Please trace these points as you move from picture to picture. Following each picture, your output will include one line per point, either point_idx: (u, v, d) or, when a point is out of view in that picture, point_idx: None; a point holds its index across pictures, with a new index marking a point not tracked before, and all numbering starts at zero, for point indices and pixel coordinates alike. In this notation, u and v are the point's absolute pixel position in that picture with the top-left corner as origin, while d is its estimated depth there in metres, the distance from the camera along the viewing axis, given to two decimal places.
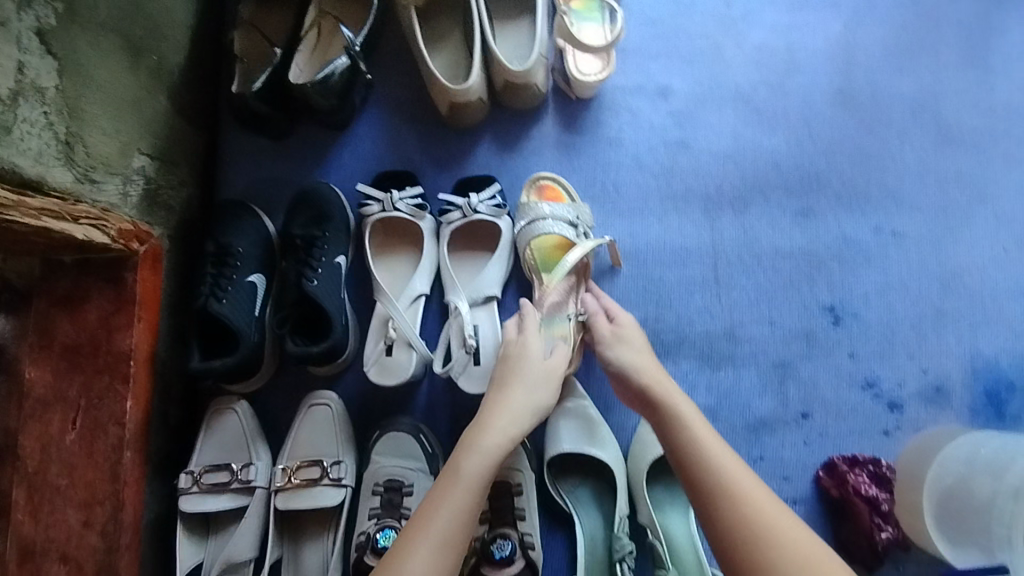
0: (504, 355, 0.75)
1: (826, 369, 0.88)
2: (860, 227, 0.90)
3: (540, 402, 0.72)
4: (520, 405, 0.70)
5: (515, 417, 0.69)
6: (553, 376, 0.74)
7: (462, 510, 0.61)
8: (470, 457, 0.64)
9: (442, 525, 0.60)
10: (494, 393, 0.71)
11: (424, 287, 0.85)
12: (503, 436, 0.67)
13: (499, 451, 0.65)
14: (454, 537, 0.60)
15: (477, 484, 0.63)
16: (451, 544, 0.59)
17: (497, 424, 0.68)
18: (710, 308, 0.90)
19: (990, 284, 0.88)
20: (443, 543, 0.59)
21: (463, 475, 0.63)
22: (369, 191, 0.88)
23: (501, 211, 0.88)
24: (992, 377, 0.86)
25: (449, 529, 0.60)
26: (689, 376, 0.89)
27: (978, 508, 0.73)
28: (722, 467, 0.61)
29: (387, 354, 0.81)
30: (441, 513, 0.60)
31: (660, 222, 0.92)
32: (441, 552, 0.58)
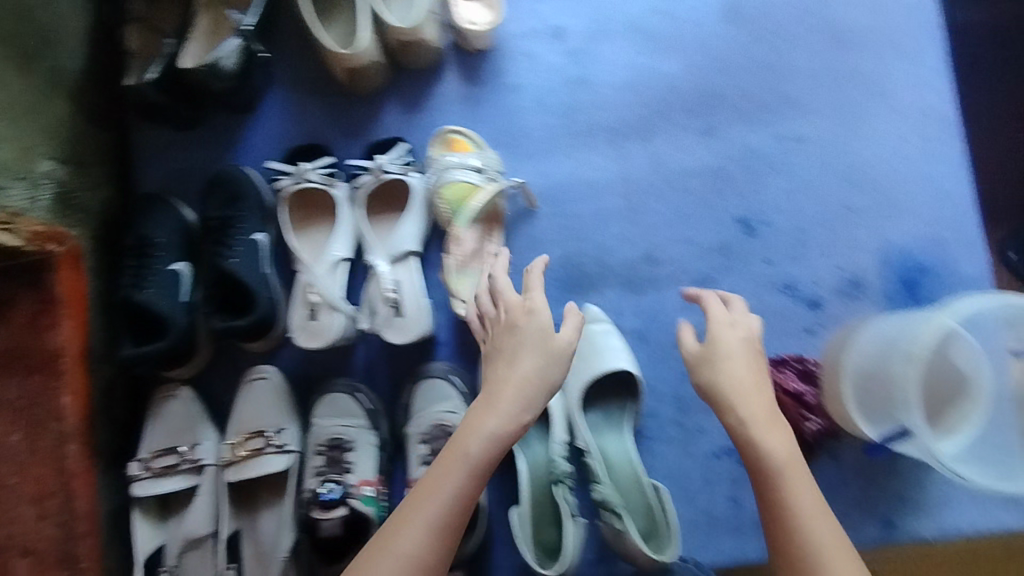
0: (511, 325, 0.70)
1: (745, 278, 0.91)
2: (763, 137, 0.93)
3: (552, 381, 0.66)
4: (530, 380, 0.66)
5: (517, 394, 0.64)
6: (562, 344, 0.68)
7: (460, 497, 0.60)
8: (473, 440, 0.61)
9: (434, 514, 0.58)
10: (504, 370, 0.66)
11: (343, 251, 0.87)
12: (510, 419, 0.63)
13: (506, 438, 0.62)
14: (444, 523, 0.58)
15: (479, 471, 0.61)
16: (446, 532, 0.58)
17: (502, 406, 0.64)
18: (628, 236, 0.92)
19: (894, 176, 0.90)
20: (436, 529, 0.58)
21: (467, 458, 0.61)
22: (279, 166, 0.90)
23: (411, 167, 0.89)
24: (905, 264, 0.89)
25: (446, 516, 0.58)
26: (615, 304, 0.91)
27: (883, 380, 0.75)
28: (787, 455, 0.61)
29: (313, 319, 0.83)
30: (436, 500, 0.59)
31: (570, 159, 0.94)
32: (429, 536, 0.58)
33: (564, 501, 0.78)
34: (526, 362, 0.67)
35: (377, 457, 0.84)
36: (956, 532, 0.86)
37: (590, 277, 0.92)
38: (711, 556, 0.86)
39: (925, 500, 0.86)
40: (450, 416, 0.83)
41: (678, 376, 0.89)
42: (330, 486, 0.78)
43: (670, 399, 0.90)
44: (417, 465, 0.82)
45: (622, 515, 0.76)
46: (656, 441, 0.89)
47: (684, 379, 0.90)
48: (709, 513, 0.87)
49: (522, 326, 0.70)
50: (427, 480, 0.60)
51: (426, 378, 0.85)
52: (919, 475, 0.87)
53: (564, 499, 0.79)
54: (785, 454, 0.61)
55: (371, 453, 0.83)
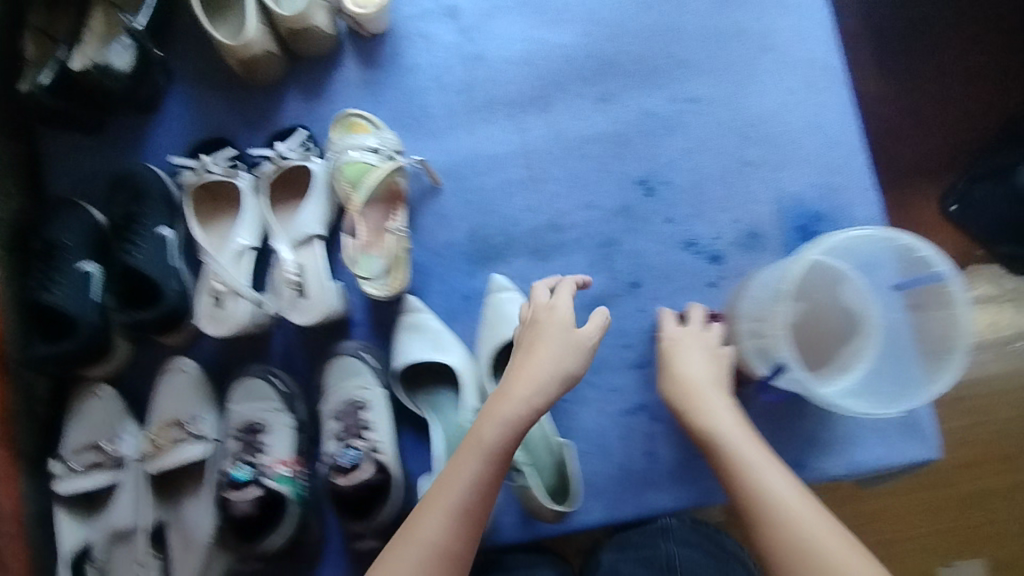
0: (533, 320, 0.79)
1: (647, 238, 0.93)
2: (657, 99, 0.94)
3: (567, 370, 0.75)
4: (544, 370, 0.74)
5: (533, 385, 0.73)
6: (579, 338, 0.77)
7: (478, 479, 0.68)
8: (489, 426, 0.70)
9: (453, 498, 0.67)
10: (521, 360, 0.76)
11: (248, 239, 0.88)
12: (523, 404, 0.71)
13: (518, 424, 0.71)
14: (464, 506, 0.67)
15: (494, 454, 0.69)
16: (469, 514, 0.67)
17: (524, 394, 0.72)
18: (531, 206, 0.94)
19: (784, 128, 0.92)
20: (455, 512, 0.67)
21: (483, 446, 0.69)
22: (182, 161, 0.92)
23: (310, 153, 0.91)
24: (799, 212, 0.91)
25: (465, 500, 0.67)
26: (523, 272, 0.93)
27: (764, 321, 0.78)
28: (724, 434, 0.73)
29: (219, 307, 0.84)
30: (455, 487, 0.68)
31: (470, 134, 0.95)
32: (450, 519, 0.66)
33: None
34: (542, 353, 0.76)
35: (294, 437, 0.86)
36: (864, 468, 0.88)
37: (497, 248, 0.94)
38: (629, 508, 0.89)
39: (834, 439, 0.89)
40: (360, 391, 0.85)
41: None
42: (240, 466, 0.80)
43: None
44: (331, 440, 0.83)
45: (527, 470, 0.78)
46: (571, 403, 0.91)
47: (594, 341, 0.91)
48: (626, 468, 0.90)
49: (543, 322, 0.79)
50: (450, 470, 0.69)
51: (338, 356, 0.87)
52: (826, 415, 0.90)
53: None
54: (723, 430, 0.73)
55: (287, 434, 0.85)
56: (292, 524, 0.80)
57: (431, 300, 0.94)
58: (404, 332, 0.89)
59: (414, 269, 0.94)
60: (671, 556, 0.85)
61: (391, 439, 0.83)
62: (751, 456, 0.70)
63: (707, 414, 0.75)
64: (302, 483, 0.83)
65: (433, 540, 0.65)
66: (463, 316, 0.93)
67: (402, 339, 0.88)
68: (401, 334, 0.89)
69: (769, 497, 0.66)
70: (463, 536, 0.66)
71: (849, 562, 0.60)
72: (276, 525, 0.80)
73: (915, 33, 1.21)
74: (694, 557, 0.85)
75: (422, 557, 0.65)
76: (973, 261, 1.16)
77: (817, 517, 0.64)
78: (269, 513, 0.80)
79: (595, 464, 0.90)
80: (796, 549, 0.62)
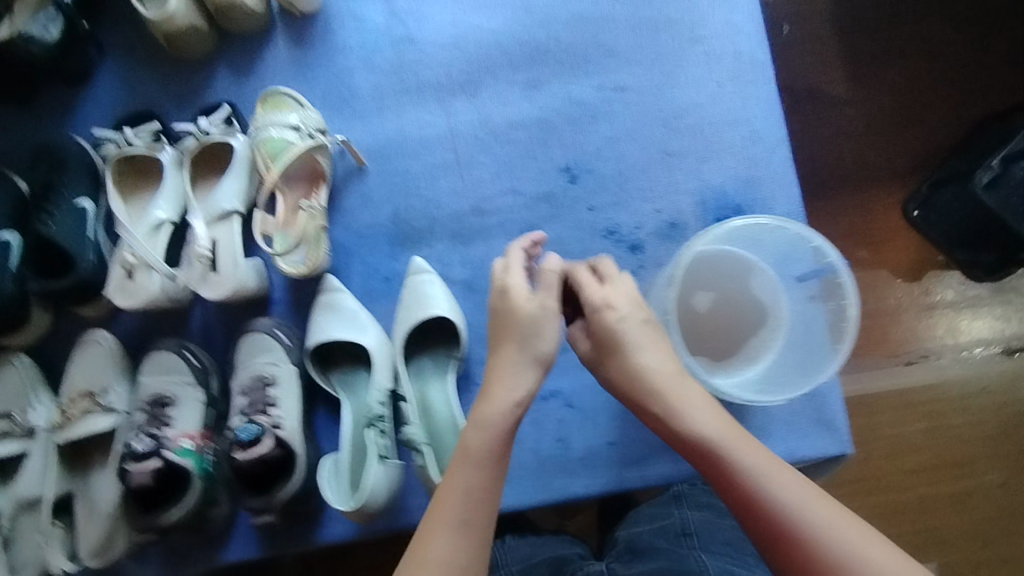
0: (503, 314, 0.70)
1: (569, 226, 0.92)
2: (584, 87, 0.94)
3: (541, 356, 0.69)
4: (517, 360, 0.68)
5: (508, 379, 0.68)
6: (549, 319, 0.69)
7: (475, 489, 0.63)
8: (471, 430, 0.66)
9: (456, 509, 0.62)
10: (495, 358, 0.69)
11: (166, 213, 0.88)
12: (506, 401, 0.66)
13: (504, 422, 0.66)
14: (466, 516, 0.62)
15: (485, 458, 0.64)
16: (471, 527, 0.61)
17: (506, 390, 0.67)
18: (456, 190, 0.94)
19: (709, 120, 0.92)
20: (464, 525, 0.61)
21: (472, 453, 0.64)
22: (104, 133, 0.92)
23: (232, 129, 0.90)
24: (720, 204, 0.92)
25: (467, 509, 0.62)
26: (444, 255, 0.93)
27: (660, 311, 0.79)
28: (712, 439, 0.64)
29: (131, 279, 0.84)
30: (455, 500, 0.62)
31: (397, 116, 0.95)
32: (460, 534, 0.61)
33: (373, 442, 0.80)
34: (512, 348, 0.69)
35: (204, 412, 0.87)
36: None
37: (419, 230, 0.94)
38: (539, 493, 0.89)
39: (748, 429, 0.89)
40: (269, 367, 0.85)
41: None
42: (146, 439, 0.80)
43: None
44: (237, 415, 0.84)
45: (425, 450, 0.79)
46: None
47: None
48: (539, 453, 0.90)
49: (506, 309, 0.70)
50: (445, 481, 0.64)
51: (251, 333, 0.87)
52: (738, 408, 0.90)
53: (374, 439, 0.80)
54: (710, 434, 0.64)
55: (196, 408, 0.86)
56: (195, 497, 0.81)
57: (350, 280, 0.93)
58: (321, 310, 0.89)
59: (335, 249, 0.94)
60: (684, 521, 0.86)
61: (296, 416, 0.84)
62: (754, 464, 0.62)
63: (684, 418, 0.65)
64: (207, 457, 0.83)
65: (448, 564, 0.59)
66: (382, 296, 0.93)
67: (319, 317, 0.88)
68: (319, 311, 0.89)
69: (794, 516, 0.59)
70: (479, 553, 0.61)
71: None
72: (179, 499, 0.80)
73: (879, 51, 1.28)
74: (707, 518, 0.86)
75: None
76: (932, 267, 1.22)
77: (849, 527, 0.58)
78: (171, 487, 0.80)
79: None
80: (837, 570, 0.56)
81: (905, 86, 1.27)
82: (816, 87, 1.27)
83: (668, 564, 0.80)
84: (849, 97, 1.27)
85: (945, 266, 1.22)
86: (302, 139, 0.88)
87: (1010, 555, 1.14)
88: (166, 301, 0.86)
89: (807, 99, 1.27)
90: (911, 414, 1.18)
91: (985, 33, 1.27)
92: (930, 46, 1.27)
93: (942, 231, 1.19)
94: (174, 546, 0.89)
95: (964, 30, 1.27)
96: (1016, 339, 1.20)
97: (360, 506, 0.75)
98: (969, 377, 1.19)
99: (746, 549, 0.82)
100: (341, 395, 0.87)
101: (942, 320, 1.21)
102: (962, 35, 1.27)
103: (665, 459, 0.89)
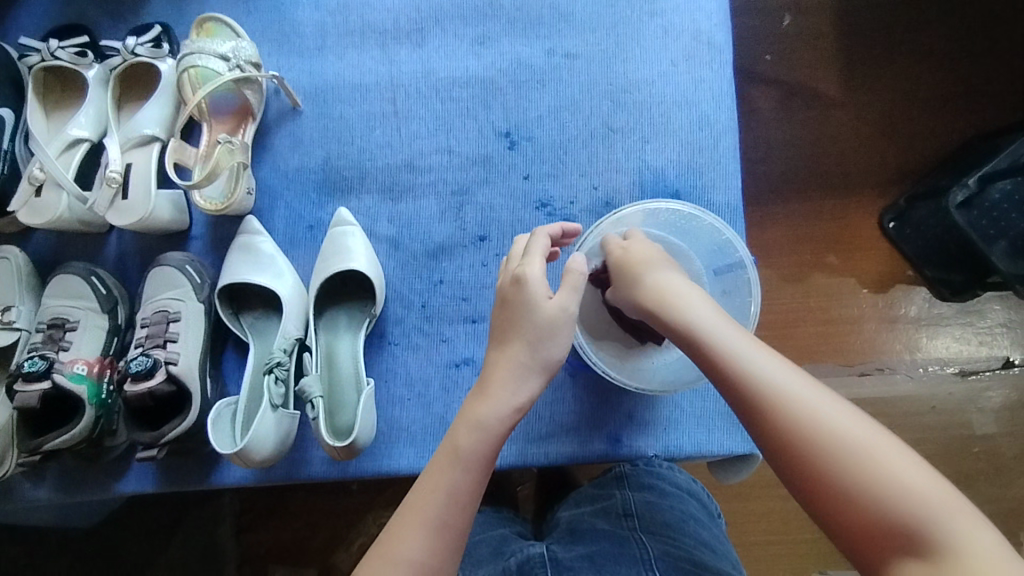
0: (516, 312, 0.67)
1: (501, 192, 0.90)
2: (533, 49, 0.92)
3: (548, 357, 0.66)
4: (523, 359, 0.65)
5: (512, 381, 0.65)
6: (566, 328, 0.66)
7: (457, 492, 0.60)
8: (465, 431, 0.63)
9: (433, 511, 0.59)
10: (495, 350, 0.67)
11: (84, 133, 0.86)
12: (505, 406, 0.64)
13: (498, 428, 0.63)
14: (444, 519, 0.59)
15: (475, 462, 0.62)
16: (449, 528, 0.59)
17: (499, 394, 0.64)
18: (390, 142, 0.91)
19: (656, 99, 0.89)
20: (441, 527, 0.59)
21: (464, 454, 0.62)
22: (29, 42, 0.88)
23: (161, 51, 0.87)
24: (658, 187, 0.88)
25: (448, 513, 0.60)
26: (371, 209, 0.91)
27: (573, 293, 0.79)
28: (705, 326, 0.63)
29: (38, 196, 0.82)
30: (434, 498, 0.60)
31: (338, 58, 0.94)
32: (430, 535, 0.58)
33: (268, 390, 0.78)
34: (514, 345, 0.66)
35: (104, 339, 0.85)
36: (678, 452, 0.86)
37: (348, 180, 0.91)
38: None
39: (654, 420, 0.88)
40: (175, 303, 0.83)
41: (424, 285, 0.88)
42: (36, 359, 0.77)
43: (416, 307, 0.88)
44: (137, 346, 0.83)
45: (318, 404, 0.77)
46: (399, 347, 0.87)
47: (431, 289, 0.88)
48: None
49: (522, 302, 0.66)
50: (427, 477, 0.62)
51: (159, 265, 0.85)
52: (651, 397, 0.88)
53: (270, 386, 0.79)
54: (693, 315, 0.64)
55: (96, 334, 0.84)
56: (86, 426, 0.78)
57: (273, 224, 0.91)
58: (237, 249, 0.86)
59: (260, 189, 0.91)
60: (625, 502, 0.79)
61: (195, 354, 0.82)
62: (729, 339, 0.61)
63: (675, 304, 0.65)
64: (104, 386, 0.81)
65: (420, 564, 0.57)
66: (304, 244, 0.90)
67: (233, 256, 0.85)
68: (234, 251, 0.86)
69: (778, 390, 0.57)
70: (450, 557, 0.59)
71: (890, 454, 0.52)
72: (69, 425, 0.77)
73: (865, 53, 1.24)
74: (649, 499, 0.79)
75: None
76: (899, 281, 1.20)
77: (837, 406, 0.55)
78: (63, 409, 0.81)
79: (411, 412, 0.85)
80: (815, 440, 0.54)
81: (893, 93, 1.23)
82: (801, 82, 1.24)
83: (606, 546, 0.73)
84: (834, 97, 1.23)
85: (913, 281, 1.19)
86: (229, 70, 0.86)
87: None
88: (75, 223, 0.84)
89: (778, 93, 1.24)
90: None
91: (980, 45, 1.23)
92: (924, 54, 1.23)
93: (916, 246, 1.15)
94: (68, 470, 0.86)
95: (959, 41, 1.23)
96: (972, 361, 1.18)
97: (242, 450, 0.74)
98: (922, 394, 1.17)
99: (686, 531, 0.76)
100: (247, 338, 0.85)
101: (902, 335, 1.19)
102: (958, 46, 1.23)
103: (570, 440, 0.88)
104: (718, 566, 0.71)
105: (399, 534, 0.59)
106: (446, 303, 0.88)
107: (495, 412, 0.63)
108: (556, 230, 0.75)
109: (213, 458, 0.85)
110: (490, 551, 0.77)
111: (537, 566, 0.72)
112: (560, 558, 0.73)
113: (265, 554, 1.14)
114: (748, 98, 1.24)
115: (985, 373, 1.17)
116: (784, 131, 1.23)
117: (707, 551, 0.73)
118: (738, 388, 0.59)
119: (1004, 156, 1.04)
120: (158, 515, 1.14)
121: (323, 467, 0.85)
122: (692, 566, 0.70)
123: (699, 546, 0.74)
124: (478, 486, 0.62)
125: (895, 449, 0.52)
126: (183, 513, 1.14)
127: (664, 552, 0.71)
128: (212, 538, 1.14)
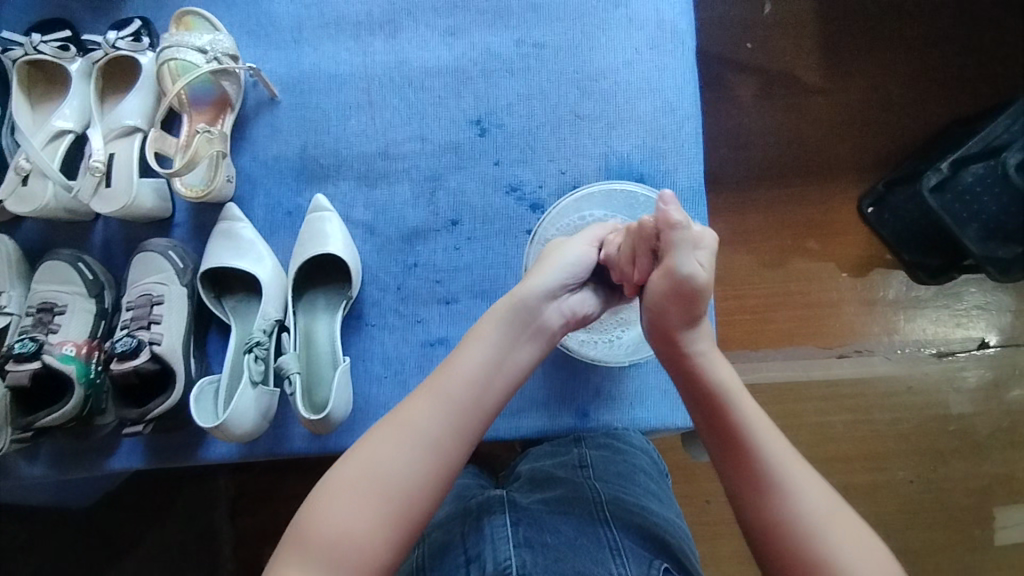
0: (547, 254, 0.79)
1: (473, 177, 0.93)
2: (502, 39, 0.95)
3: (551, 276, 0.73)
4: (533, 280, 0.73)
5: (557, 267, 0.74)
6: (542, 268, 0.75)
7: (477, 366, 0.68)
8: (488, 320, 0.72)
9: (449, 381, 0.67)
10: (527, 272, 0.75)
11: (68, 124, 0.89)
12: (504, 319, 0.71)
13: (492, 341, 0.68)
14: (455, 393, 0.67)
15: (489, 342, 0.70)
16: (458, 400, 0.66)
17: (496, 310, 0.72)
18: (365, 130, 0.95)
19: (622, 86, 0.93)
20: (445, 397, 0.66)
21: (478, 334, 0.71)
22: (11, 36, 0.90)
23: (141, 45, 0.92)
24: (623, 172, 0.92)
25: (459, 386, 0.67)
26: (347, 196, 0.94)
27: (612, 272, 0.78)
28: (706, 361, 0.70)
29: (24, 185, 0.86)
30: (453, 370, 0.68)
31: (315, 51, 0.97)
32: (441, 405, 0.66)
33: (247, 367, 0.82)
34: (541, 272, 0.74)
35: (92, 323, 0.88)
36: (645, 424, 0.91)
37: (325, 168, 0.95)
38: None
39: (620, 395, 0.91)
40: (160, 287, 0.87)
41: (400, 269, 0.92)
42: (26, 341, 0.82)
43: (392, 290, 0.92)
44: (123, 328, 0.87)
45: (296, 380, 0.82)
46: (376, 328, 0.91)
47: (407, 272, 0.92)
48: None
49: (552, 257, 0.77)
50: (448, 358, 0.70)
51: (144, 251, 0.89)
52: (618, 373, 0.92)
53: (249, 364, 0.83)
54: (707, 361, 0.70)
55: (85, 318, 0.88)
56: (75, 405, 0.82)
57: (253, 211, 0.94)
58: (217, 236, 0.90)
59: (240, 178, 0.95)
60: (581, 455, 0.84)
61: (179, 335, 0.86)
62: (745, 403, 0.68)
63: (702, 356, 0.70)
64: (92, 366, 0.85)
65: (423, 426, 0.65)
66: (284, 230, 0.94)
67: (215, 242, 0.89)
68: (214, 237, 0.89)
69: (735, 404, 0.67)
70: (455, 429, 0.65)
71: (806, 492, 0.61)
72: (59, 404, 0.81)
73: (843, 43, 1.27)
74: (603, 454, 0.84)
75: (403, 443, 0.63)
76: (878, 265, 1.23)
77: (812, 487, 0.62)
78: (55, 388, 0.84)
79: (388, 391, 0.89)
80: (772, 482, 0.62)
81: (871, 81, 1.26)
82: (782, 69, 1.27)
83: (561, 492, 0.77)
84: (814, 85, 1.26)
85: (892, 265, 1.23)
86: (207, 62, 0.89)
87: (918, 550, 1.17)
88: (62, 211, 0.88)
89: (757, 81, 1.27)
90: (839, 406, 1.21)
91: (958, 31, 1.25)
92: (903, 43, 1.26)
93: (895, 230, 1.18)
94: (60, 448, 0.90)
95: (935, 28, 1.26)
96: (948, 342, 1.22)
97: (221, 425, 0.78)
98: (900, 375, 1.21)
99: (637, 482, 0.81)
100: (230, 320, 0.89)
101: (880, 318, 1.23)
102: (934, 33, 1.26)
103: (540, 415, 0.92)
104: (662, 514, 0.77)
105: (412, 404, 0.66)
106: (420, 286, 0.91)
107: (545, 289, 0.73)
108: (712, 236, 0.70)
109: (199, 435, 0.89)
110: (453, 496, 0.82)
111: (495, 504, 0.75)
112: (518, 501, 0.76)
113: (262, 535, 1.18)
114: (729, 85, 1.27)
115: (961, 354, 1.21)
116: (760, 119, 1.26)
117: (652, 500, 0.78)
118: (724, 423, 0.67)
119: (980, 139, 1.03)
120: (157, 495, 1.18)
121: (304, 443, 0.89)
122: (638, 510, 0.75)
123: (646, 494, 0.79)
124: (523, 368, 0.72)
125: (846, 529, 0.59)
126: (185, 492, 1.19)
127: (614, 497, 0.76)
128: (213, 518, 1.18)
